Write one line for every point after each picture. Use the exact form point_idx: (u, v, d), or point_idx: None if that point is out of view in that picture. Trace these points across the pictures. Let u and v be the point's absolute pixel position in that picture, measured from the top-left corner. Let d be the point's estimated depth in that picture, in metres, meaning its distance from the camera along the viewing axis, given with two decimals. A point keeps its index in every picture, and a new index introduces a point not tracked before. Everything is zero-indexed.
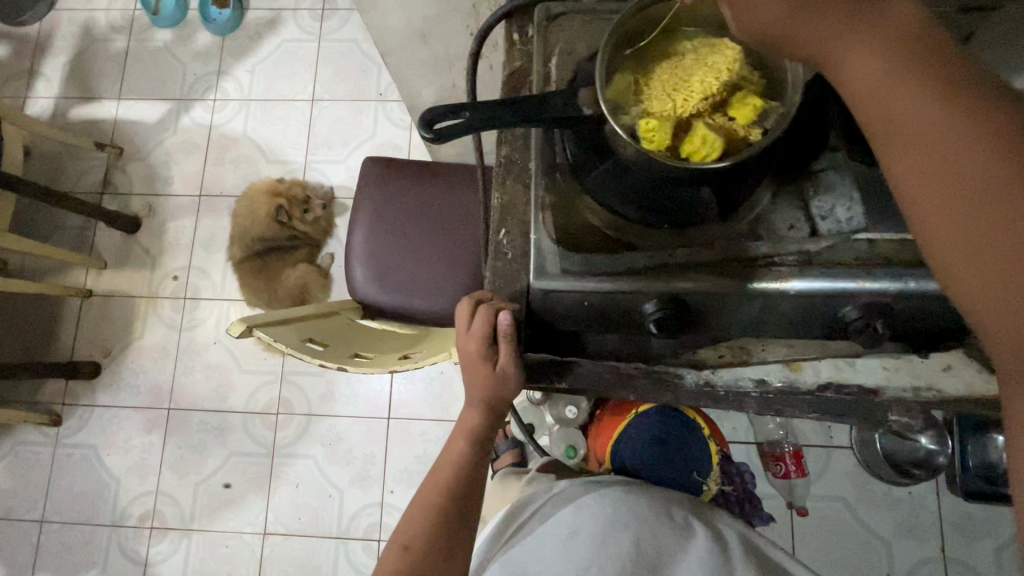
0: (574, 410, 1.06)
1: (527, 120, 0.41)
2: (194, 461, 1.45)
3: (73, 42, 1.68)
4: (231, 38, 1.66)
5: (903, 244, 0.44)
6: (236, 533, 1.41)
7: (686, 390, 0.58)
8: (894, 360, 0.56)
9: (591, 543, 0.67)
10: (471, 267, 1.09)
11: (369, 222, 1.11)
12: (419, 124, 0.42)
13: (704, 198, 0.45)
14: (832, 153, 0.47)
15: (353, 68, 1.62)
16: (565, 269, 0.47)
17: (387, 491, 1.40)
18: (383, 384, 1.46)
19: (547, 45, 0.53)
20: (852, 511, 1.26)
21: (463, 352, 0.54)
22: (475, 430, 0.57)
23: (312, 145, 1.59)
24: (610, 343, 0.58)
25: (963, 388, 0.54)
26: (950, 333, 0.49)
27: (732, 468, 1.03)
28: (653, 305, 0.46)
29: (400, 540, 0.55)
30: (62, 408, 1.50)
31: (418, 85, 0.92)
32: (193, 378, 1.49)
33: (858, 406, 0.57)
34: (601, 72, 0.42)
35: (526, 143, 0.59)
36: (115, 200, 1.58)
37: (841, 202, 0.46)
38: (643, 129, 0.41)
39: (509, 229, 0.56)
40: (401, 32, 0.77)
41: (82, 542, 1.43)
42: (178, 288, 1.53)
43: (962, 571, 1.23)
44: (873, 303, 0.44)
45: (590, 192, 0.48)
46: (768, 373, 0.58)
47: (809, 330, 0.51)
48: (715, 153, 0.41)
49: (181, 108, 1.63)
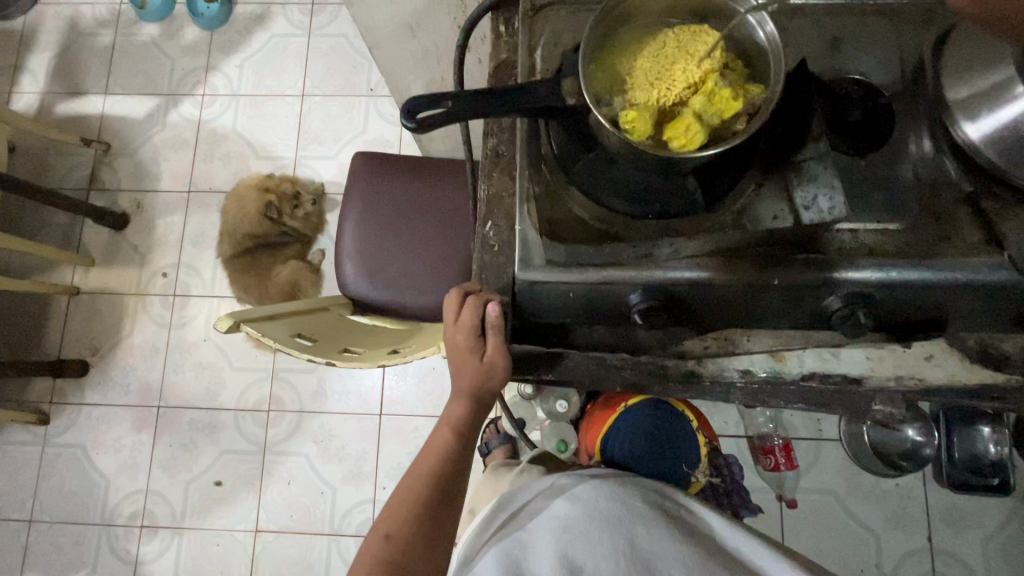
0: (565, 404, 1.07)
1: (510, 110, 0.41)
2: (185, 460, 1.45)
3: (59, 37, 1.66)
4: (220, 32, 1.65)
5: (885, 235, 0.45)
6: (227, 531, 1.40)
7: (675, 379, 0.59)
8: (877, 350, 0.57)
9: (581, 538, 0.66)
10: (462, 262, 1.09)
11: (359, 217, 1.10)
12: (401, 115, 0.42)
13: (690, 187, 0.45)
14: (816, 143, 0.45)
15: (343, 62, 1.61)
16: (551, 260, 0.47)
17: (380, 488, 1.40)
18: (374, 381, 1.45)
19: (532, 36, 0.53)
20: (841, 503, 1.28)
21: (450, 342, 0.55)
22: (460, 422, 0.57)
23: (302, 140, 1.58)
24: (597, 337, 0.57)
25: (946, 378, 0.56)
26: (929, 323, 0.49)
27: (721, 460, 1.05)
28: (638, 296, 0.47)
29: (384, 529, 0.54)
30: (50, 407, 1.48)
31: (407, 79, 0.92)
32: (183, 376, 1.48)
33: (840, 394, 0.58)
34: (584, 63, 0.43)
35: (512, 135, 0.59)
36: (103, 197, 1.57)
37: (825, 190, 0.45)
38: (624, 119, 0.42)
39: (495, 222, 0.57)
40: (389, 25, 0.76)
41: (72, 541, 1.42)
42: (168, 285, 1.52)
43: (950, 561, 1.24)
44: (855, 293, 0.45)
45: (575, 184, 0.47)
46: (754, 364, 0.58)
47: (793, 321, 0.52)
48: (697, 143, 0.41)
49: (169, 103, 1.62)
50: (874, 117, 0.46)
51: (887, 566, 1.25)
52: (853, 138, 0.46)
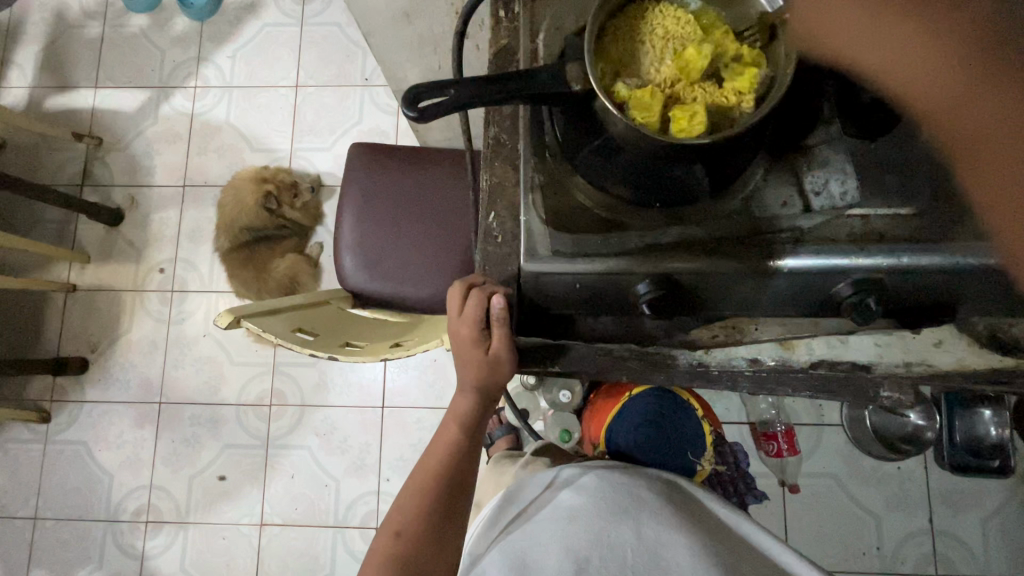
0: (568, 394, 1.08)
1: (515, 95, 0.40)
2: (188, 455, 1.44)
3: (45, 30, 1.63)
4: (210, 22, 1.62)
5: (896, 219, 0.43)
6: (233, 525, 1.40)
7: (681, 370, 0.59)
8: (886, 337, 0.57)
9: (588, 530, 0.65)
10: (463, 252, 1.08)
11: (358, 206, 1.09)
12: (403, 102, 0.41)
13: (697, 175, 0.44)
14: (827, 126, 0.46)
15: (337, 52, 1.59)
16: (556, 250, 0.47)
17: (383, 479, 1.40)
18: (376, 373, 1.45)
19: (533, 22, 0.52)
20: (842, 487, 1.28)
21: (455, 336, 0.54)
22: (465, 416, 0.57)
23: (297, 132, 1.56)
24: (605, 326, 0.59)
25: (956, 363, 0.55)
26: (944, 310, 0.49)
27: (725, 447, 1.04)
28: (646, 285, 0.46)
29: (393, 525, 0.55)
30: (51, 405, 1.48)
31: (403, 66, 0.91)
32: (184, 372, 1.47)
33: (851, 383, 0.58)
34: (590, 47, 0.42)
35: (513, 123, 0.58)
36: (97, 192, 1.55)
37: (835, 174, 0.45)
38: (633, 102, 0.41)
39: (498, 212, 0.56)
40: (384, 11, 0.75)
41: (77, 538, 1.43)
42: (165, 281, 1.51)
43: (950, 542, 1.25)
44: (866, 279, 0.44)
45: (579, 171, 0.47)
46: (761, 352, 0.58)
47: (802, 307, 0.51)
48: (696, 130, 0.41)
49: (161, 96, 1.59)
50: None
51: (888, 549, 1.26)
52: (866, 119, 0.44)
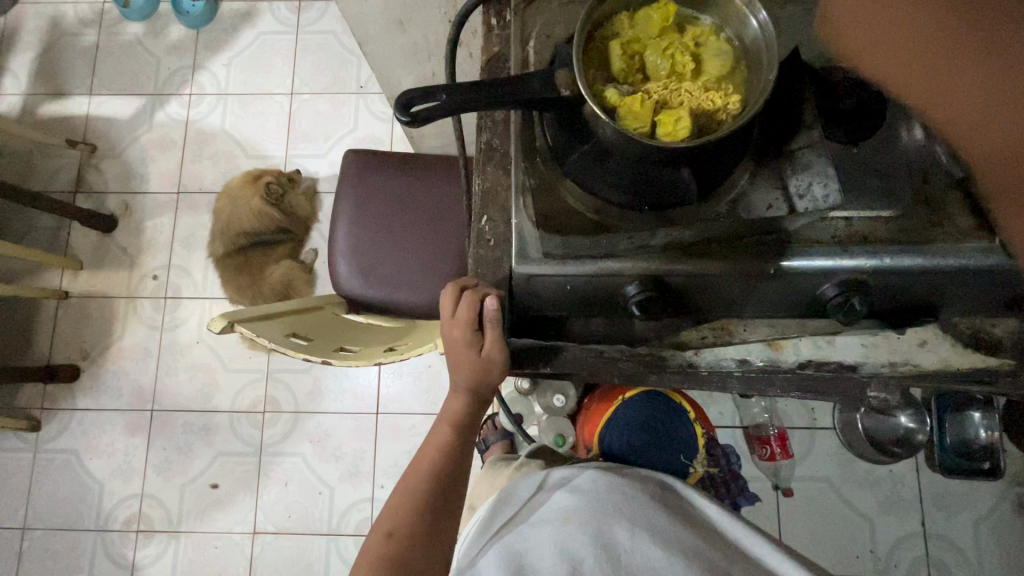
0: (562, 399, 1.07)
1: (503, 102, 0.41)
2: (181, 463, 1.43)
3: (40, 37, 1.64)
4: (205, 31, 1.63)
5: (877, 221, 0.45)
6: (225, 533, 1.39)
7: (671, 371, 0.60)
8: (872, 337, 0.58)
9: (585, 530, 0.65)
10: (456, 258, 1.09)
11: (352, 212, 1.10)
12: (395, 108, 0.42)
13: (684, 179, 0.44)
14: (809, 132, 0.45)
15: (332, 60, 1.60)
16: (547, 253, 0.48)
17: (377, 486, 1.40)
18: (370, 379, 1.45)
19: (524, 30, 0.53)
20: (835, 490, 1.29)
21: (448, 338, 0.55)
22: (459, 418, 0.57)
23: (292, 138, 1.57)
24: (596, 328, 0.60)
25: (940, 362, 0.56)
26: (924, 310, 0.50)
27: (716, 450, 1.05)
28: (635, 287, 0.48)
29: (385, 527, 0.54)
30: (41, 413, 1.47)
31: (398, 74, 0.92)
32: (176, 379, 1.46)
33: (837, 382, 0.59)
34: (578, 54, 0.42)
35: (505, 129, 0.59)
36: (90, 199, 1.55)
37: (818, 178, 0.44)
38: (621, 109, 0.42)
39: (491, 216, 0.56)
40: (378, 20, 0.76)
41: (67, 548, 1.41)
42: (158, 288, 1.51)
43: (943, 545, 1.26)
44: (849, 280, 0.45)
45: (569, 176, 0.47)
46: (749, 353, 0.59)
47: (790, 308, 0.52)
48: (682, 132, 0.42)
49: (155, 103, 1.60)
50: (864, 105, 0.46)
51: (881, 552, 1.26)
52: (847, 124, 0.47)
